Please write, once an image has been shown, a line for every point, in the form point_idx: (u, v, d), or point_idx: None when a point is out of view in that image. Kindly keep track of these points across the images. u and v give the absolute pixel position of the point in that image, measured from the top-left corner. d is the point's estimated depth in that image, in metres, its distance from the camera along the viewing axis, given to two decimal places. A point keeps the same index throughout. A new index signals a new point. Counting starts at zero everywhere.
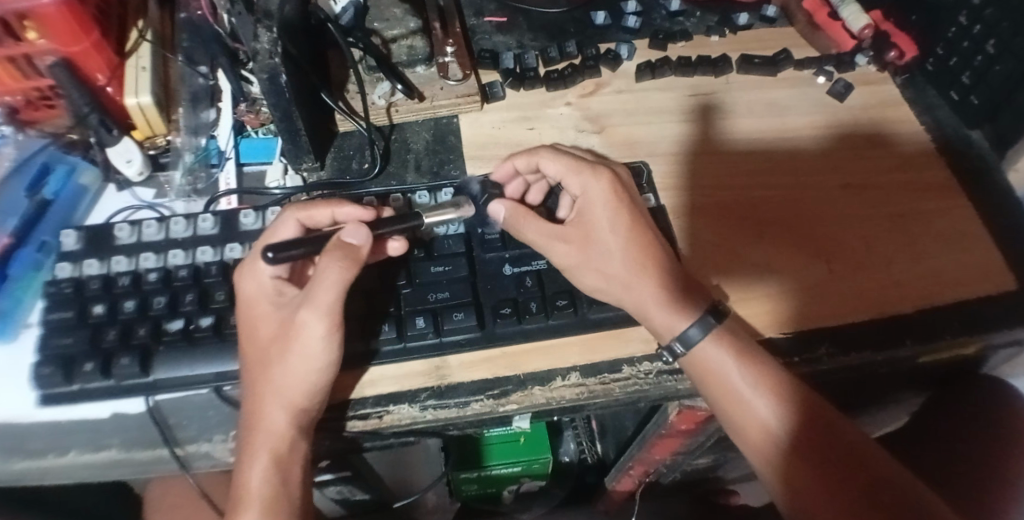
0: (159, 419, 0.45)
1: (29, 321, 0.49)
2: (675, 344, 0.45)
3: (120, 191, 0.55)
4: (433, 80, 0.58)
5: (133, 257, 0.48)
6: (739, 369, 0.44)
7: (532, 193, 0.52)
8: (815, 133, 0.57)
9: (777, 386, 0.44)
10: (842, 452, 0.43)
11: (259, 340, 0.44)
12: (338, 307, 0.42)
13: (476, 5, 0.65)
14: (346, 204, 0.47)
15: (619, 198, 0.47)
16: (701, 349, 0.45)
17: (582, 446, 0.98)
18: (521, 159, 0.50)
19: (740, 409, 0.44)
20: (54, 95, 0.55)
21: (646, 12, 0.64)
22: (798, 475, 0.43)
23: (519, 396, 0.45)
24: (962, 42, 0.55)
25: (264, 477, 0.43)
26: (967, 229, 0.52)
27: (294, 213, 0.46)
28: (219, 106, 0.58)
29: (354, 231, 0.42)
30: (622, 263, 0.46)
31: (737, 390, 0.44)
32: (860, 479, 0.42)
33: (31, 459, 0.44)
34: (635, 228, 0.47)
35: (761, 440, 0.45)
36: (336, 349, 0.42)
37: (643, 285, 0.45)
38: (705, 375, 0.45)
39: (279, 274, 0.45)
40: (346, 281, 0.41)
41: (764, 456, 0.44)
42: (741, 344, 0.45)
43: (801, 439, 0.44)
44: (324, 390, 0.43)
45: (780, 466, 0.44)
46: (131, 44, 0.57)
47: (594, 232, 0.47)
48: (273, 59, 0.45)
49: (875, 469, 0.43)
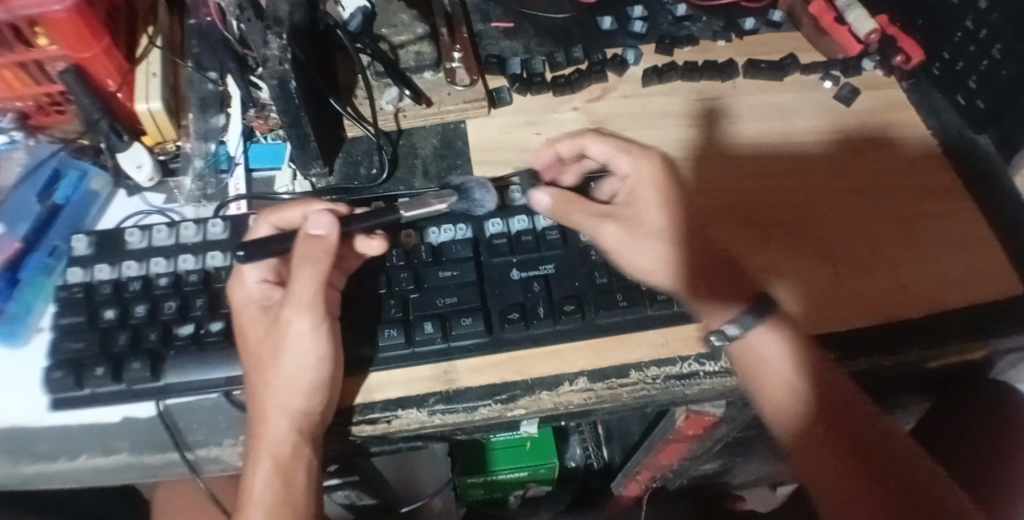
0: (169, 423, 0.45)
1: (41, 325, 0.49)
2: (727, 327, 0.44)
3: (129, 196, 0.56)
4: (440, 86, 0.58)
5: (143, 262, 0.49)
6: (792, 361, 0.43)
7: (570, 174, 0.52)
8: (819, 137, 0.57)
9: (829, 387, 0.42)
10: (895, 465, 0.41)
11: (249, 345, 0.44)
12: (319, 299, 0.43)
13: (483, 10, 0.65)
14: (317, 202, 0.48)
15: (668, 182, 0.47)
16: (752, 340, 0.44)
17: (588, 451, 0.96)
18: (565, 144, 0.50)
19: (791, 406, 0.43)
20: (64, 100, 0.55)
21: (651, 17, 0.65)
22: (848, 485, 0.40)
23: (527, 400, 0.45)
24: (969, 46, 0.55)
25: (267, 483, 0.43)
26: (971, 233, 0.52)
27: (266, 218, 0.47)
28: (229, 112, 0.59)
29: (316, 221, 0.43)
30: (667, 246, 0.46)
31: (789, 386, 0.43)
32: (914, 496, 0.40)
33: (43, 462, 0.44)
34: (683, 210, 0.47)
35: (813, 446, 0.42)
36: (325, 340, 0.43)
37: (686, 264, 0.46)
38: (756, 369, 0.44)
39: (265, 279, 0.46)
40: (323, 275, 0.43)
41: (812, 464, 0.42)
42: (794, 337, 0.44)
43: (854, 448, 0.41)
44: (322, 387, 0.43)
45: (829, 477, 0.41)
46: (141, 50, 0.57)
47: (649, 212, 0.47)
48: (282, 65, 0.46)
49: (930, 488, 0.40)
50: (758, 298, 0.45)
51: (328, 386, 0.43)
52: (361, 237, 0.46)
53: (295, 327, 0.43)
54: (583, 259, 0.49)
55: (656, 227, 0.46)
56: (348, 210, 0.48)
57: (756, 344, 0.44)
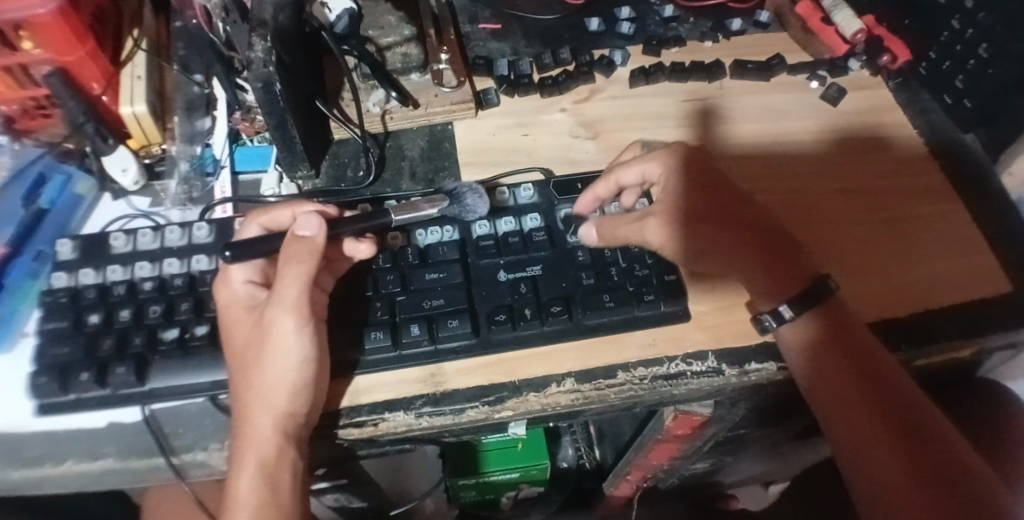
0: (155, 428, 0.45)
1: (26, 330, 0.49)
2: (783, 310, 0.45)
3: (115, 200, 0.55)
4: (427, 87, 0.58)
5: (129, 266, 0.48)
6: (836, 349, 0.44)
7: (626, 195, 0.50)
8: (811, 137, 0.57)
9: (870, 371, 0.43)
10: (928, 441, 0.41)
11: (235, 346, 0.44)
12: (305, 300, 0.42)
13: (471, 12, 0.65)
14: (307, 203, 0.48)
15: (699, 182, 0.47)
16: (799, 324, 0.45)
17: (581, 451, 0.97)
18: (603, 185, 0.49)
19: (833, 389, 0.43)
20: (49, 104, 0.55)
21: (640, 18, 0.65)
22: (875, 454, 0.42)
23: (514, 402, 0.45)
24: (956, 46, 0.56)
25: (253, 487, 0.43)
26: (963, 234, 0.52)
27: (257, 218, 0.47)
28: (215, 115, 0.58)
29: (305, 223, 0.43)
30: (710, 232, 0.46)
31: (831, 371, 0.44)
32: (941, 470, 0.40)
33: (28, 467, 0.44)
34: (727, 197, 0.47)
35: (851, 422, 0.43)
36: (310, 341, 0.43)
37: (731, 251, 0.46)
38: (799, 354, 0.45)
39: (252, 279, 0.46)
40: (310, 276, 0.42)
41: (847, 439, 0.43)
42: (840, 323, 0.45)
43: (892, 425, 0.42)
44: (305, 389, 0.43)
45: (859, 449, 0.42)
46: (125, 53, 0.57)
47: (693, 202, 0.47)
48: (267, 68, 0.46)
49: (961, 468, 0.40)
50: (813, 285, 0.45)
51: (312, 388, 0.43)
52: (349, 242, 0.45)
53: (280, 328, 0.42)
54: (571, 261, 0.49)
55: (692, 213, 0.46)
56: (337, 213, 0.48)
57: (807, 327, 0.45)
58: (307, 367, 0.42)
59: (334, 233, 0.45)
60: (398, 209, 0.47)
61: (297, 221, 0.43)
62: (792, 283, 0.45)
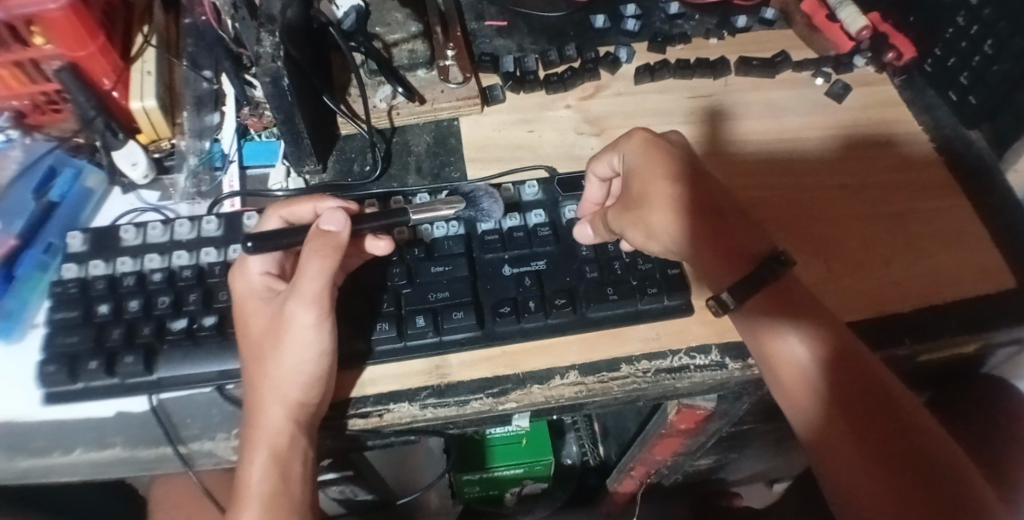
0: (163, 418, 0.45)
1: (36, 321, 0.50)
2: (726, 296, 0.43)
3: (125, 194, 0.56)
4: (433, 83, 0.59)
5: (138, 258, 0.49)
6: (812, 356, 0.41)
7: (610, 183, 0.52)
8: (815, 133, 0.57)
9: (848, 375, 0.40)
10: (913, 448, 0.38)
11: (252, 336, 0.45)
12: (326, 294, 0.43)
13: (477, 9, 0.66)
14: (329, 198, 0.48)
15: (666, 166, 0.45)
16: (760, 330, 0.43)
17: (584, 448, 0.98)
18: (595, 190, 0.50)
19: (810, 398, 0.41)
20: (60, 99, 0.56)
21: (645, 15, 0.65)
22: (850, 464, 0.39)
23: (518, 394, 0.45)
24: (960, 42, 0.56)
25: (264, 474, 0.43)
26: (966, 229, 0.52)
27: (276, 211, 0.47)
28: (223, 110, 0.59)
29: (332, 218, 0.43)
30: (666, 216, 0.44)
31: (810, 382, 0.41)
32: (927, 473, 0.37)
33: (36, 456, 0.44)
34: (686, 176, 0.44)
35: (828, 431, 0.40)
36: (327, 334, 0.43)
37: (696, 238, 0.43)
38: (776, 363, 0.42)
39: (269, 271, 0.47)
40: (334, 270, 0.43)
41: (828, 456, 0.40)
42: (809, 321, 0.42)
43: (871, 431, 0.39)
44: (319, 381, 0.43)
45: (839, 459, 0.39)
46: (136, 49, 0.58)
47: (650, 185, 0.45)
48: (275, 63, 0.46)
49: (949, 470, 0.37)
50: (755, 268, 0.42)
51: (324, 381, 0.43)
52: (369, 238, 0.46)
53: (298, 321, 0.43)
54: (574, 256, 0.49)
55: (665, 197, 0.44)
56: (359, 209, 0.48)
57: (758, 319, 0.43)
58: (319, 359, 0.43)
59: (357, 229, 0.46)
60: (417, 209, 0.47)
61: (323, 216, 0.43)
62: (737, 269, 0.43)
